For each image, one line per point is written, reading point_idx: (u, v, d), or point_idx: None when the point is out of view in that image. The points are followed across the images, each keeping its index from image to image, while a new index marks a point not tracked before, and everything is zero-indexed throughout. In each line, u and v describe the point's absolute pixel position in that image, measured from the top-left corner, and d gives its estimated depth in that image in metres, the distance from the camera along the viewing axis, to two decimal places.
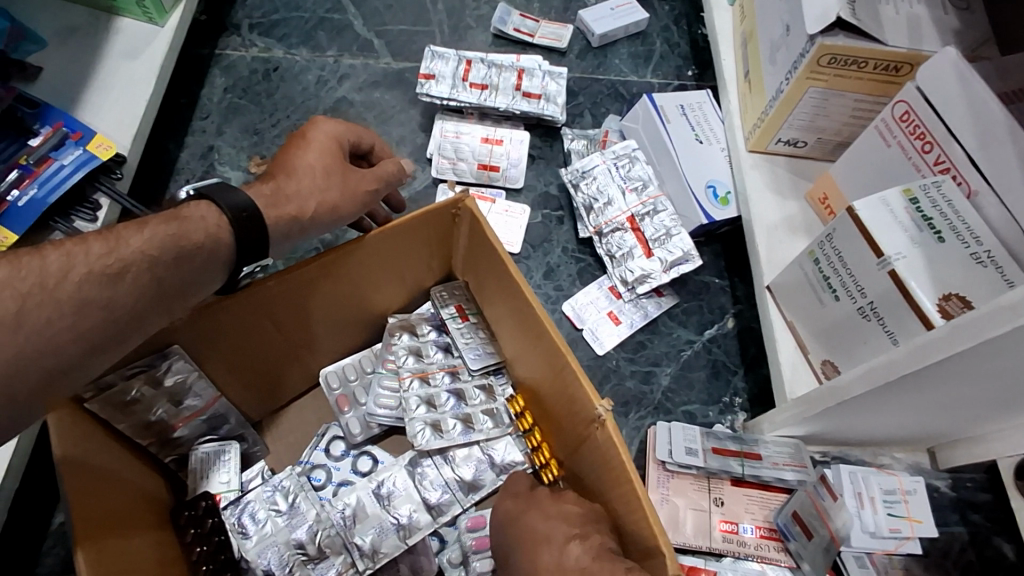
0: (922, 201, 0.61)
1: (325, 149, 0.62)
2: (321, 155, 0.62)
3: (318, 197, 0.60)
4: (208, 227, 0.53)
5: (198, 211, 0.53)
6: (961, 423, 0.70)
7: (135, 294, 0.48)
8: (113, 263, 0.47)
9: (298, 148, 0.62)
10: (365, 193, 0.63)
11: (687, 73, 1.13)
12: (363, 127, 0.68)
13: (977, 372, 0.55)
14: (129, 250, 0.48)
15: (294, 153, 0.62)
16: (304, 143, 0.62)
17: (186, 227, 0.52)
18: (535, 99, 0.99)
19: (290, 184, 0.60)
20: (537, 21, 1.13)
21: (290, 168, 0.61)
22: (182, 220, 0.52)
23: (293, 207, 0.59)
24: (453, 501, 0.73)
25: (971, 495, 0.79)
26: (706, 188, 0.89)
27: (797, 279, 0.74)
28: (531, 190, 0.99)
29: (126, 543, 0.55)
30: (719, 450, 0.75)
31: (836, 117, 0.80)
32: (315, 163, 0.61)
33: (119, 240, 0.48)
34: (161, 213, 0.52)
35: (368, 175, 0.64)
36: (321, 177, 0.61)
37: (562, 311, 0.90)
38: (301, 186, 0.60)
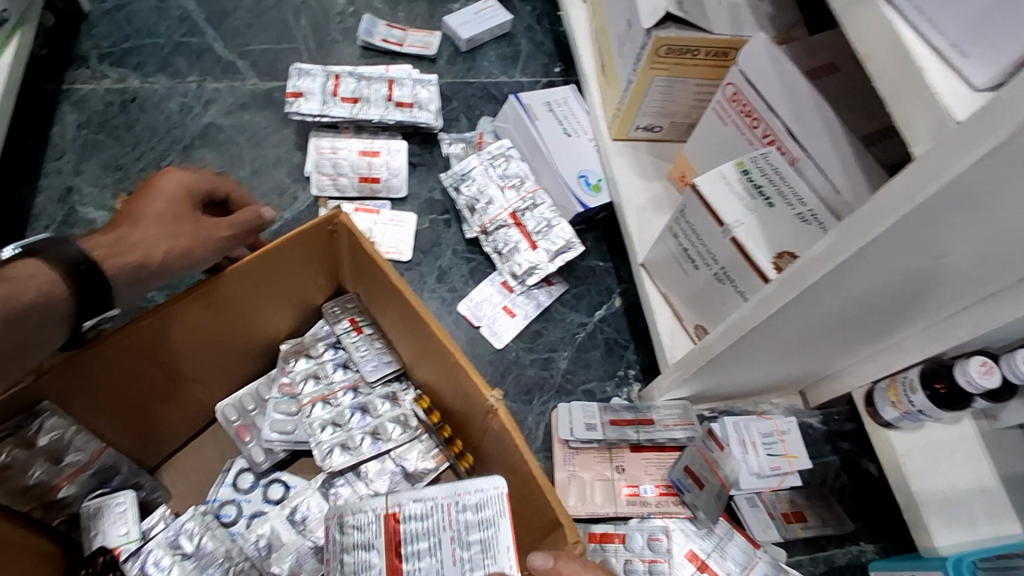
0: (753, 171, 0.68)
1: (172, 199, 0.61)
2: (171, 203, 0.61)
3: (167, 244, 0.59)
4: (39, 285, 0.51)
5: (28, 270, 0.52)
6: (819, 363, 0.78)
7: None
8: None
9: (146, 197, 0.61)
10: (218, 240, 0.62)
11: (554, 69, 1.18)
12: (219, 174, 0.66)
13: (810, 318, 0.63)
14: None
15: (145, 202, 0.61)
16: (153, 195, 0.61)
17: (15, 286, 0.50)
18: (407, 108, 1.01)
19: (137, 234, 0.59)
20: (403, 30, 1.15)
21: (136, 218, 0.60)
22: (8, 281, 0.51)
23: (140, 254, 0.58)
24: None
25: (840, 426, 0.89)
26: (579, 178, 0.95)
27: (663, 254, 0.80)
28: (415, 198, 1.01)
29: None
30: (616, 421, 0.80)
31: (682, 101, 0.87)
32: (163, 212, 0.60)
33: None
34: None
35: (221, 224, 0.62)
36: (172, 224, 0.60)
37: (459, 311, 0.93)
38: (148, 234, 0.59)
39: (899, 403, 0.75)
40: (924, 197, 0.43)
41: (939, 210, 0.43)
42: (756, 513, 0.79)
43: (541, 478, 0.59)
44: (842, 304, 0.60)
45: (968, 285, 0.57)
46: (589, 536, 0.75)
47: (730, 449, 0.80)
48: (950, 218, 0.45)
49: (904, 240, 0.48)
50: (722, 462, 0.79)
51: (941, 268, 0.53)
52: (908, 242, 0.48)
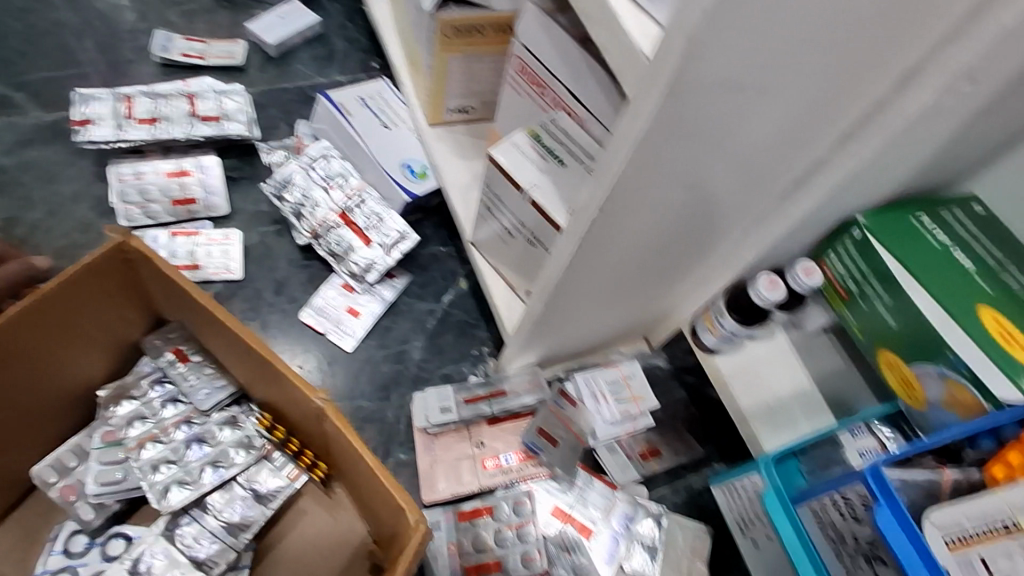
0: (543, 137, 0.71)
1: None
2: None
3: None
4: None
5: None
6: (646, 306, 0.83)
7: None
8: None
9: None
10: None
11: (373, 64, 1.16)
12: None
13: (607, 267, 0.64)
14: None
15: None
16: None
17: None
18: (214, 121, 0.96)
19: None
20: (204, 42, 1.09)
21: None
22: None
23: None
24: (224, 549, 0.68)
25: (683, 361, 0.95)
26: (402, 167, 0.95)
27: (486, 230, 0.81)
28: (239, 213, 0.96)
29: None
30: (470, 399, 0.82)
31: (484, 79, 0.88)
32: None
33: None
34: None
35: None
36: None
37: (302, 320, 0.90)
38: None
39: (714, 329, 0.80)
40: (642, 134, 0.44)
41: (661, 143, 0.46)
42: (615, 458, 0.83)
43: (376, 467, 0.58)
44: (631, 249, 0.62)
45: (734, 208, 0.62)
46: (458, 515, 0.76)
47: (583, 403, 0.84)
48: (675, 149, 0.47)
49: (649, 179, 0.50)
50: (575, 417, 0.82)
51: (698, 198, 0.56)
52: (653, 181, 0.51)
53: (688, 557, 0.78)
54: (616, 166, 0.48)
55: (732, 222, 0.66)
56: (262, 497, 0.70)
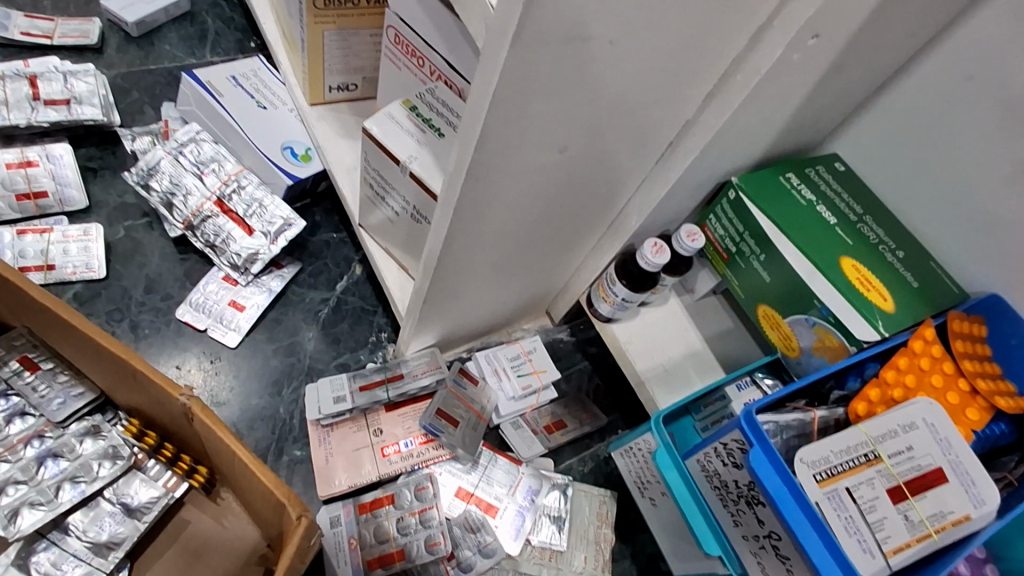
0: (420, 107, 0.68)
1: None
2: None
3: None
4: None
5: None
6: (541, 279, 0.82)
7: None
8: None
9: None
10: None
11: (250, 44, 1.09)
12: None
13: (490, 237, 0.62)
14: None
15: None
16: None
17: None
18: (63, 106, 0.86)
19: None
20: (50, 20, 0.98)
21: None
22: None
23: None
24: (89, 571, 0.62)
25: (587, 333, 0.97)
26: (283, 150, 0.89)
27: (372, 209, 0.78)
28: (101, 206, 0.87)
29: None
30: (366, 386, 0.78)
31: (365, 54, 0.85)
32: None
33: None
34: None
35: None
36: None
37: (180, 318, 0.84)
38: None
39: (607, 296, 0.80)
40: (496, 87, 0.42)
41: (518, 97, 0.44)
42: (520, 433, 0.83)
43: (252, 463, 0.54)
44: (512, 218, 0.61)
45: (613, 170, 0.61)
46: (358, 506, 0.74)
47: (483, 382, 0.82)
48: (536, 105, 0.45)
49: (514, 139, 0.48)
50: (476, 395, 0.81)
51: (572, 159, 0.55)
52: (518, 141, 0.49)
53: (595, 525, 0.79)
54: (475, 124, 0.46)
55: (614, 185, 0.65)
56: (132, 509, 0.64)
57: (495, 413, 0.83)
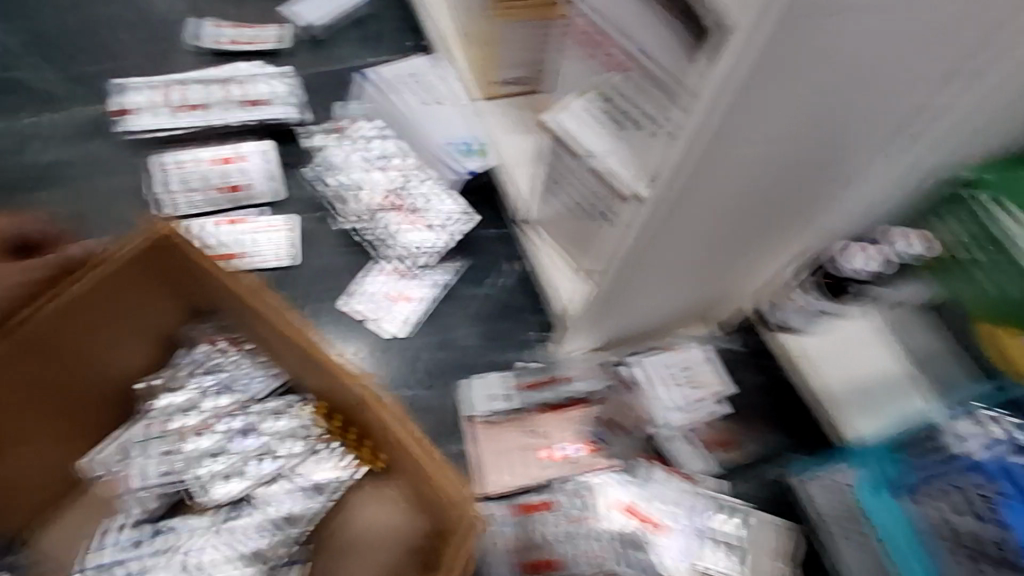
0: (604, 98, 0.64)
1: None
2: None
3: None
4: None
5: None
6: (721, 283, 0.78)
7: None
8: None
9: None
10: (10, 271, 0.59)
11: (416, 41, 1.11)
12: (22, 217, 0.72)
13: (688, 232, 0.61)
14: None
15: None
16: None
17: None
18: (254, 105, 0.94)
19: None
20: (243, 27, 1.06)
21: None
22: None
23: None
24: (276, 543, 0.66)
25: (762, 344, 0.86)
26: (452, 146, 0.90)
27: (546, 207, 0.78)
28: (282, 199, 0.93)
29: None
30: (524, 386, 0.78)
31: (534, 42, 0.82)
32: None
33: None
34: None
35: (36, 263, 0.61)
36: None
37: (343, 309, 0.85)
38: None
39: (799, 302, 0.73)
40: (752, 62, 0.42)
41: (763, 72, 0.42)
42: (685, 447, 0.77)
43: (426, 457, 0.56)
44: (714, 211, 0.59)
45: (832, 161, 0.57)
46: (515, 507, 0.72)
47: (644, 389, 0.78)
48: (774, 82, 0.44)
49: (746, 115, 0.46)
50: (637, 403, 0.78)
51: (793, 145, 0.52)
52: (754, 120, 0.47)
53: (770, 555, 0.72)
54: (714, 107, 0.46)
55: (822, 177, 0.60)
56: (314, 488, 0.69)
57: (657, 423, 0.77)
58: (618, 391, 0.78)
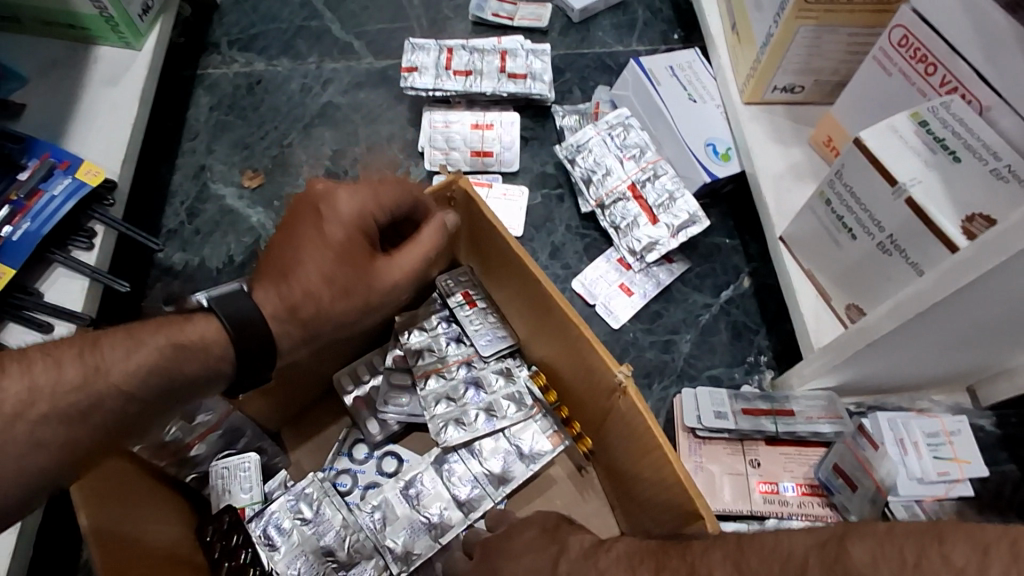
0: (933, 123, 0.58)
1: (344, 246, 0.55)
2: (328, 222, 0.55)
3: (327, 284, 0.54)
4: (208, 357, 0.51)
5: (201, 331, 0.51)
6: (994, 354, 0.68)
7: (99, 432, 0.47)
8: (86, 356, 0.47)
9: (310, 241, 0.55)
10: (383, 293, 0.57)
11: (673, 36, 1.10)
12: (397, 185, 0.60)
13: (1014, 291, 0.53)
14: (88, 336, 0.49)
15: (296, 220, 0.57)
16: (316, 222, 0.55)
17: (160, 320, 0.51)
18: (520, 79, 0.97)
19: (285, 252, 0.55)
20: (515, 3, 1.11)
21: (295, 264, 0.54)
22: (180, 347, 0.50)
23: (308, 330, 0.55)
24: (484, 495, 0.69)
25: (1017, 431, 0.78)
26: (705, 147, 0.88)
27: (811, 227, 0.72)
28: (527, 172, 0.97)
29: (143, 512, 0.60)
30: (750, 411, 0.73)
31: (831, 55, 0.77)
32: (321, 212, 0.56)
33: (93, 350, 0.47)
34: (157, 329, 0.50)
35: (396, 272, 0.58)
36: (350, 260, 0.55)
37: (573, 289, 0.88)
38: (312, 276, 0.54)
39: None
40: None
41: None
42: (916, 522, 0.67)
43: (676, 461, 0.54)
44: None
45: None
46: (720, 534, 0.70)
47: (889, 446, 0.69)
48: None
49: None
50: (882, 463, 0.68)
51: None
52: None
53: None
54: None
55: None
56: (525, 455, 0.71)
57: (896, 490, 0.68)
58: (860, 444, 0.69)
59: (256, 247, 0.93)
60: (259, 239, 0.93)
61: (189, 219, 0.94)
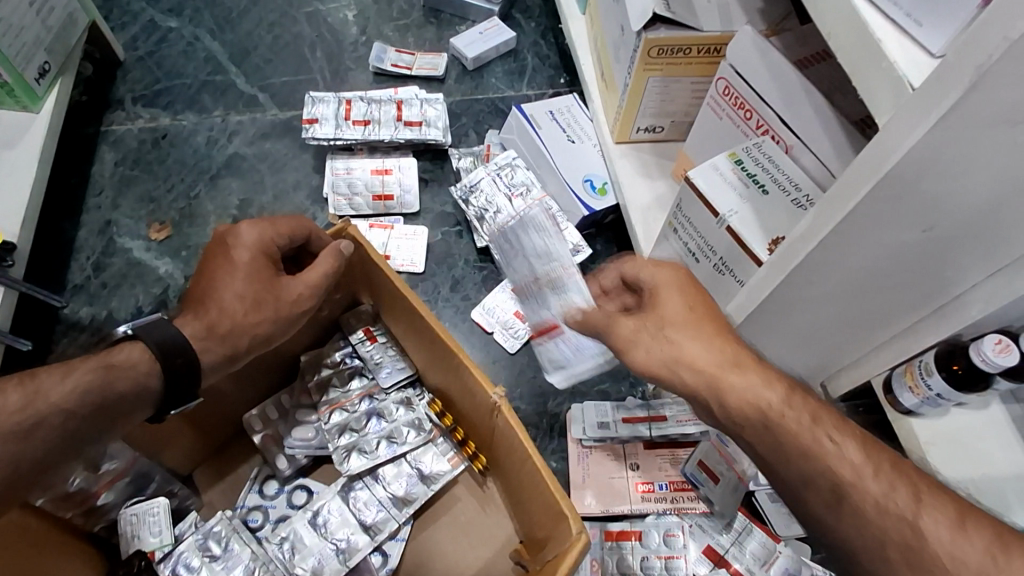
0: (746, 161, 0.69)
1: (250, 270, 0.66)
2: (235, 252, 0.66)
3: (241, 303, 0.65)
4: (139, 376, 0.59)
5: (129, 356, 0.60)
6: (827, 354, 0.78)
7: (44, 447, 0.55)
8: (25, 384, 0.55)
9: (222, 269, 0.66)
10: (294, 304, 0.68)
11: (560, 81, 1.21)
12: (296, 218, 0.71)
13: (803, 306, 0.62)
14: (25, 370, 0.57)
15: (210, 257, 0.68)
16: (225, 253, 0.67)
17: (87, 355, 0.60)
18: (416, 126, 1.04)
19: (203, 283, 0.66)
20: (412, 54, 1.19)
21: (213, 292, 0.65)
22: (112, 368, 0.58)
23: (228, 343, 0.65)
24: (385, 520, 0.74)
25: (864, 418, 0.89)
26: (584, 182, 0.97)
27: (667, 252, 0.81)
28: (428, 211, 1.04)
29: (42, 569, 0.62)
30: (629, 419, 0.82)
31: (680, 100, 0.89)
32: (229, 245, 0.67)
33: (32, 379, 0.56)
34: (93, 359, 0.58)
35: (305, 285, 0.68)
36: (257, 282, 0.66)
37: (473, 319, 0.96)
38: (229, 297, 0.65)
39: (917, 387, 0.73)
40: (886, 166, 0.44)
41: (897, 178, 0.44)
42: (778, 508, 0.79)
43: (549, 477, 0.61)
44: (833, 295, 0.59)
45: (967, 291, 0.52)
46: (606, 533, 0.77)
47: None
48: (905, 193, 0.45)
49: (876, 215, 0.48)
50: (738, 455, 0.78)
51: (931, 250, 0.49)
52: (880, 217, 0.48)
53: None
54: (844, 200, 0.48)
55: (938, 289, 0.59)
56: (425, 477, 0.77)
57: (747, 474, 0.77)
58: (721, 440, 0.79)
59: (164, 297, 0.95)
60: (167, 289, 0.96)
61: (95, 273, 0.96)
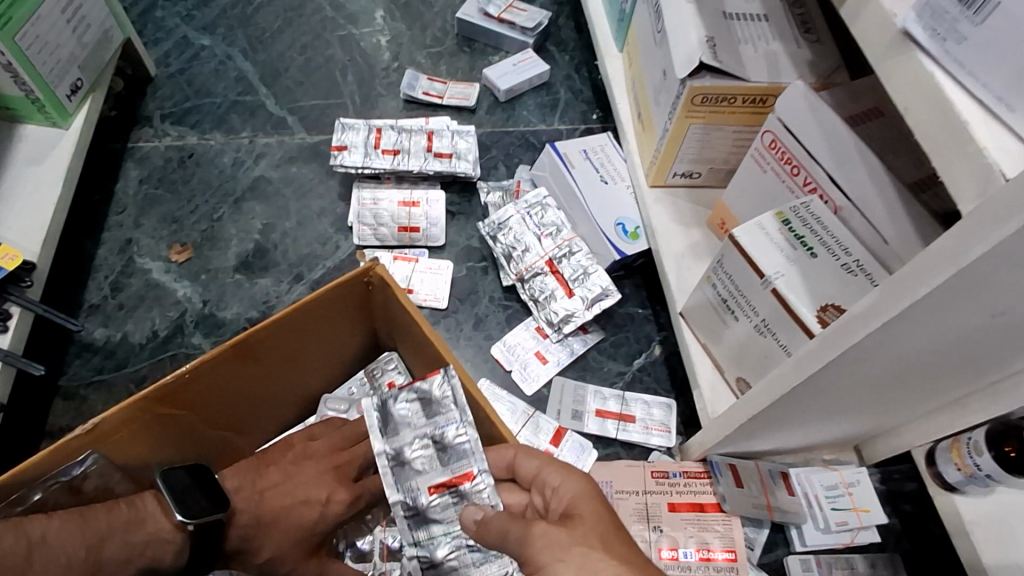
0: (794, 222, 0.66)
1: (306, 519, 0.70)
2: (321, 511, 0.70)
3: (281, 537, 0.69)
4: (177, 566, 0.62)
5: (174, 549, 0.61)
6: (871, 422, 0.74)
7: None
8: (88, 564, 0.57)
9: (291, 497, 0.70)
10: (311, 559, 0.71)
11: (592, 116, 1.19)
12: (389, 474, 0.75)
13: (855, 377, 0.59)
14: (95, 534, 0.58)
15: (308, 472, 0.71)
16: (311, 488, 0.70)
17: (150, 535, 0.60)
18: (446, 158, 1.03)
19: (283, 499, 0.69)
20: (444, 82, 1.18)
21: (275, 518, 0.69)
22: (157, 560, 0.61)
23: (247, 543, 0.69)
24: (438, 536, 0.63)
25: (901, 486, 0.85)
26: (615, 225, 0.94)
27: (702, 304, 0.79)
28: (453, 245, 1.02)
29: None
30: (602, 411, 0.88)
31: (720, 148, 0.87)
32: (326, 499, 0.70)
33: (96, 553, 0.58)
34: (149, 542, 0.60)
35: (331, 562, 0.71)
36: (299, 553, 0.70)
37: (493, 356, 0.93)
38: (275, 539, 0.69)
39: (963, 465, 0.70)
40: (956, 269, 0.41)
41: (969, 275, 0.41)
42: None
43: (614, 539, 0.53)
44: (891, 365, 0.56)
45: None
46: None
47: (749, 487, 0.77)
48: (977, 285, 0.43)
49: (942, 303, 0.45)
50: (776, 487, 0.78)
51: (1000, 326, 0.49)
52: (946, 304, 0.45)
53: None
54: (912, 290, 0.45)
55: (997, 363, 0.57)
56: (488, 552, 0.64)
57: (671, 425, 0.88)
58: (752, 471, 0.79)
59: (181, 322, 0.93)
60: (185, 314, 0.94)
61: (112, 294, 0.94)
